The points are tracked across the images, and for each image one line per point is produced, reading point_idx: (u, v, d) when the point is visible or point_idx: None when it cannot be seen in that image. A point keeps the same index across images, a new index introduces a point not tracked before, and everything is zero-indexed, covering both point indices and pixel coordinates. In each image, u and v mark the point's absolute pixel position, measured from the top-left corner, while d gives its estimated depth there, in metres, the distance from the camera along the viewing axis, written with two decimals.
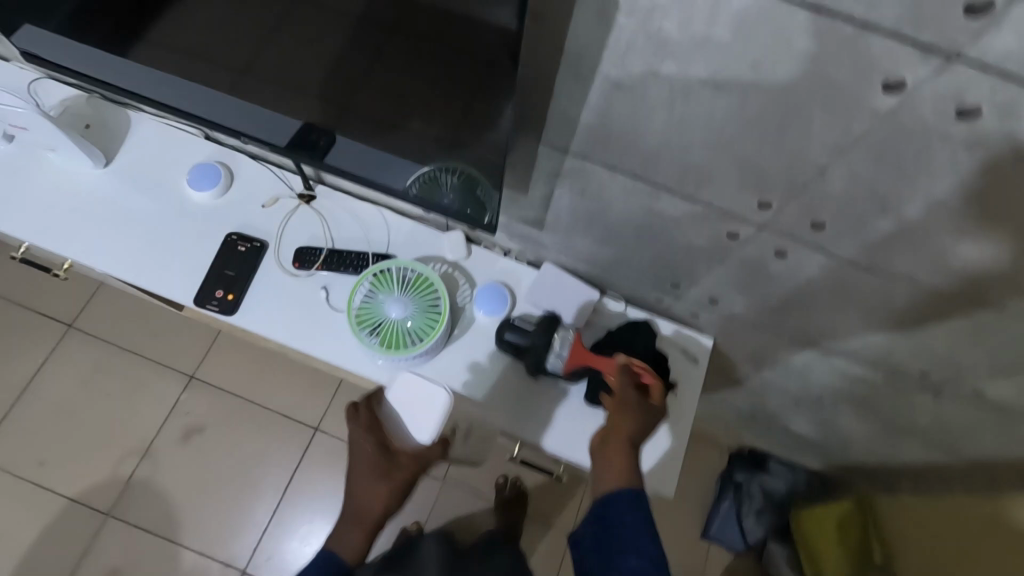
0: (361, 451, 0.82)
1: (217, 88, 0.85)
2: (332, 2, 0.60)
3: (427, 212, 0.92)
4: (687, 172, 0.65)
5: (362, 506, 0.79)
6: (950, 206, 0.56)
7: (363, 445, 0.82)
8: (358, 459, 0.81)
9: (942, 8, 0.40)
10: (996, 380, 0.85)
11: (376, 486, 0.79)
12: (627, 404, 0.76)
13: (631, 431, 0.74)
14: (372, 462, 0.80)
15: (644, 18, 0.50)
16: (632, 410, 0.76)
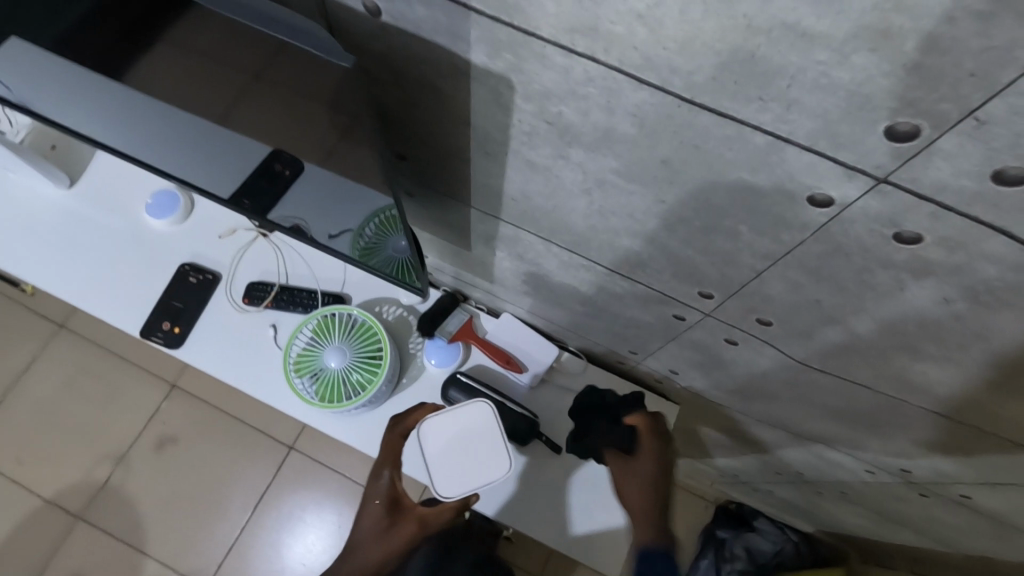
0: (370, 495, 0.72)
1: (148, 127, 0.79)
2: (220, 59, 0.54)
3: (383, 255, 0.85)
4: (619, 253, 0.59)
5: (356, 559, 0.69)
6: (903, 327, 0.48)
7: (375, 488, 0.72)
8: (365, 504, 0.71)
9: (859, 129, 0.33)
10: (984, 490, 0.76)
11: (375, 543, 0.69)
12: (630, 471, 0.73)
13: (642, 488, 0.71)
14: (378, 514, 0.70)
15: (542, 103, 0.44)
16: (638, 467, 0.72)
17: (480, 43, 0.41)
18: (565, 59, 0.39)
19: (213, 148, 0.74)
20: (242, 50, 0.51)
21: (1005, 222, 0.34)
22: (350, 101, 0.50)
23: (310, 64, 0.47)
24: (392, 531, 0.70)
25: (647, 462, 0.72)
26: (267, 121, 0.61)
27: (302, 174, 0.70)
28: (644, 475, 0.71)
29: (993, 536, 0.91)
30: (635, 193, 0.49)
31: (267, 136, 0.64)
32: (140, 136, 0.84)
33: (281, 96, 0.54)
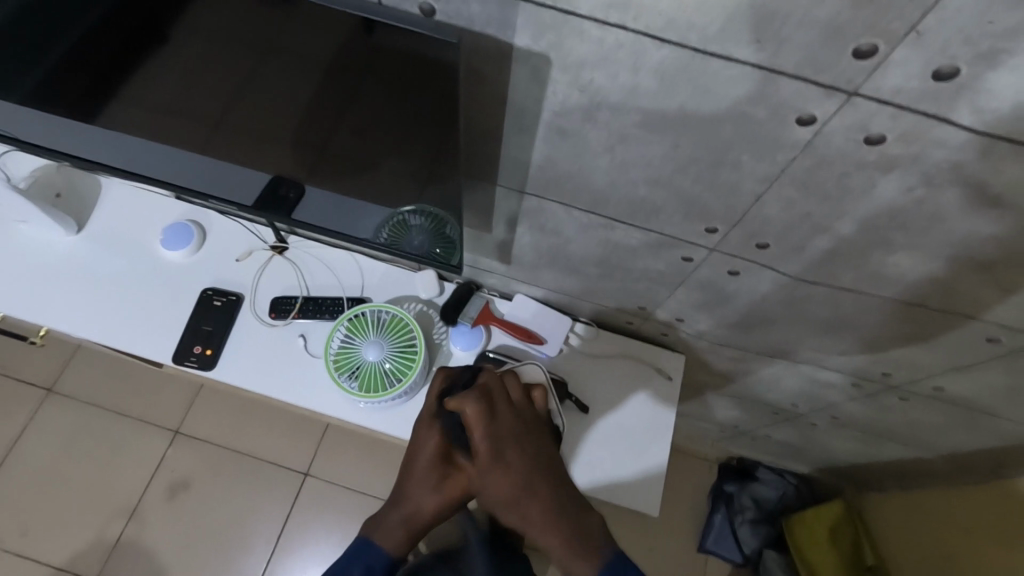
0: (424, 444, 0.75)
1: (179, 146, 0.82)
2: (301, 55, 0.60)
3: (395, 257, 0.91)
4: (635, 203, 0.69)
5: (411, 509, 0.73)
6: (877, 222, 0.60)
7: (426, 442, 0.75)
8: (417, 458, 0.74)
9: (834, 53, 0.45)
10: (952, 377, 0.89)
11: (429, 495, 0.73)
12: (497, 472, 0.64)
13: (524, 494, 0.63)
14: (431, 465, 0.73)
15: (576, 73, 0.54)
16: (506, 469, 0.64)
17: (524, 27, 0.51)
18: (600, 30, 0.49)
19: (205, 170, 0.85)
20: (241, 63, 0.64)
21: (946, 111, 0.46)
22: (338, 98, 0.65)
23: (305, 63, 0.61)
24: (448, 482, 0.73)
25: (501, 455, 0.65)
26: (261, 135, 0.74)
27: (305, 187, 0.82)
28: (509, 472, 0.64)
29: (964, 427, 1.05)
30: (652, 143, 0.60)
31: (258, 148, 0.77)
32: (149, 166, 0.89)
33: (277, 101, 0.68)
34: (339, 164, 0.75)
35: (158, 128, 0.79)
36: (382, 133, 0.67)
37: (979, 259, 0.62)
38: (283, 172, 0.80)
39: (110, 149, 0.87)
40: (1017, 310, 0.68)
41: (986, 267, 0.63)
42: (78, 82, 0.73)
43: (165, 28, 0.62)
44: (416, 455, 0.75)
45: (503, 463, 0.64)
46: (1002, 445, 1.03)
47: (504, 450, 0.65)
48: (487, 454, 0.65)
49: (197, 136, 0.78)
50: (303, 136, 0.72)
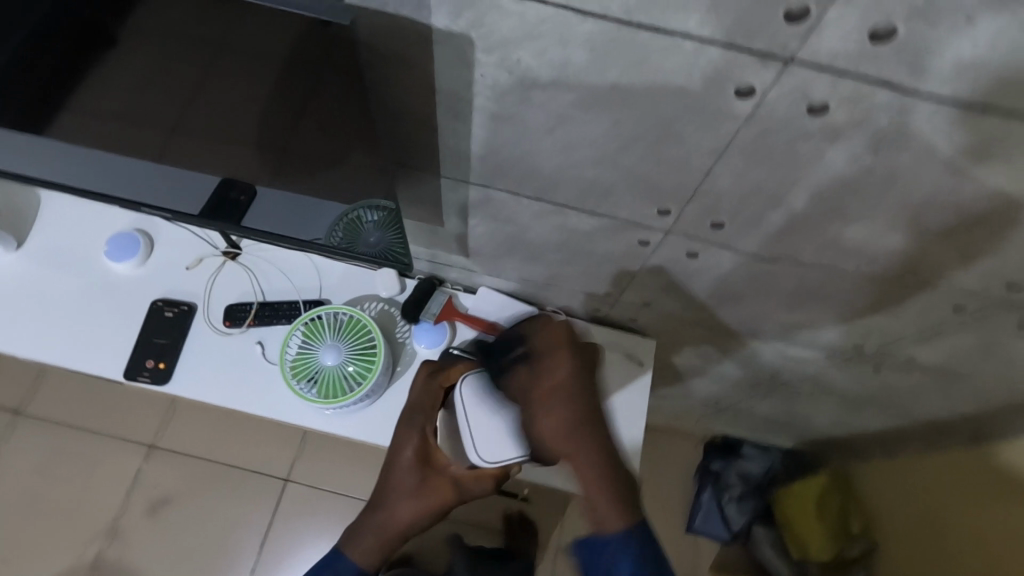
0: (403, 446, 0.75)
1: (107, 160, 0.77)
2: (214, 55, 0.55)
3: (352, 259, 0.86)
4: (583, 187, 0.66)
5: (389, 515, 0.73)
6: (831, 195, 0.58)
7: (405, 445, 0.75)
8: (398, 460, 0.75)
9: (765, 17, 0.42)
10: (924, 345, 0.87)
11: (408, 502, 0.73)
12: (547, 417, 0.62)
13: (579, 433, 0.61)
14: (410, 470, 0.74)
15: (500, 52, 0.51)
16: (555, 414, 0.61)
17: (440, 6, 0.48)
18: (518, 6, 0.46)
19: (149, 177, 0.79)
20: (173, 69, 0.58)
21: (888, 73, 0.43)
22: (291, 95, 0.58)
23: (243, 58, 0.55)
24: (427, 487, 0.73)
25: (558, 386, 0.62)
26: (210, 139, 0.67)
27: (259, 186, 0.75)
28: (565, 411, 0.61)
29: (939, 392, 1.04)
30: (591, 123, 0.56)
31: (213, 155, 0.70)
32: (83, 178, 0.83)
33: (223, 106, 0.61)
34: (304, 163, 0.68)
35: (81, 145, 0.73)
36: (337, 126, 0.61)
37: (937, 225, 0.59)
38: (246, 175, 0.74)
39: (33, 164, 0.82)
40: (980, 274, 0.66)
41: (945, 233, 0.61)
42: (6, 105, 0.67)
43: (85, 39, 0.56)
44: (394, 459, 0.75)
45: (547, 409, 0.62)
46: (978, 406, 1.03)
47: (551, 395, 0.62)
48: (540, 408, 0.62)
49: (145, 147, 0.72)
50: (257, 140, 0.66)
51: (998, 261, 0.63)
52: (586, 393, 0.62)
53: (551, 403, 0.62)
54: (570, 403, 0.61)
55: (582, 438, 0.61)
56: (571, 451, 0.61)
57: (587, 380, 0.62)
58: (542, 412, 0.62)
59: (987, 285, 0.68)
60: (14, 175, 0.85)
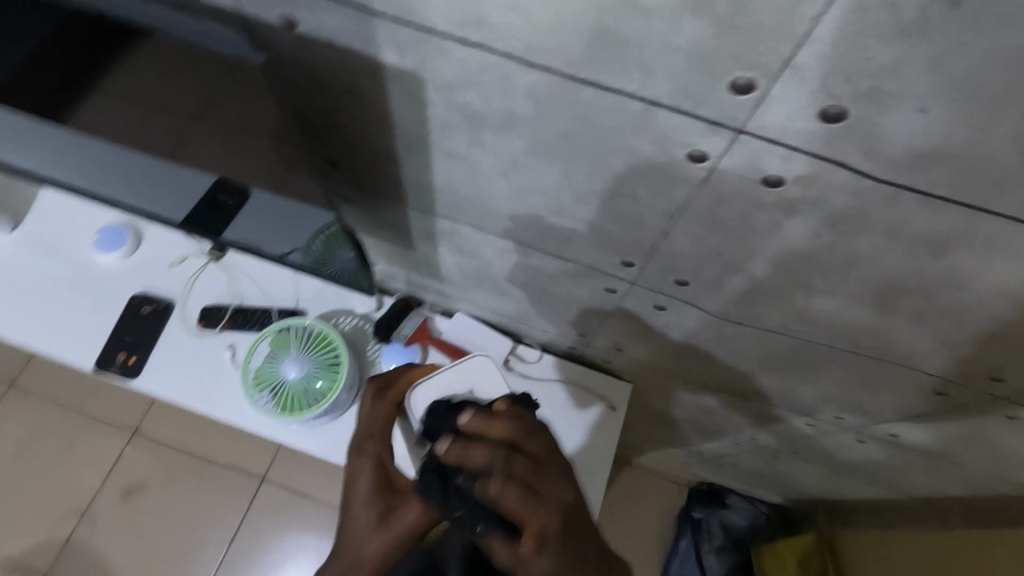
0: (358, 476, 0.67)
1: (98, 162, 0.81)
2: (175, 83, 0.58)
3: (335, 265, 0.89)
4: (545, 232, 0.65)
5: (356, 557, 0.64)
6: (794, 267, 0.55)
7: (359, 473, 0.67)
8: (353, 492, 0.66)
9: (708, 85, 0.39)
10: (906, 424, 0.83)
11: (371, 534, 0.64)
12: (535, 496, 0.50)
13: (570, 517, 0.51)
14: (369, 500, 0.65)
15: (450, 94, 0.49)
16: (547, 492, 0.51)
17: (387, 45, 0.46)
18: (462, 51, 0.44)
19: (140, 185, 0.83)
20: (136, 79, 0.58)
21: (841, 154, 0.41)
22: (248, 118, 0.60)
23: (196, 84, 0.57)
24: (390, 513, 0.65)
25: (545, 466, 0.52)
26: (188, 150, 0.67)
27: (243, 199, 0.77)
28: (559, 489, 0.51)
29: (927, 471, 0.98)
30: (547, 172, 0.55)
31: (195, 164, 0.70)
32: (83, 176, 0.88)
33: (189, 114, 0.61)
34: (280, 166, 0.68)
35: (77, 151, 0.78)
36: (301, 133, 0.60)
37: (908, 308, 0.56)
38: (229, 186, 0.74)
39: (38, 160, 0.87)
40: (958, 363, 0.62)
41: (916, 317, 0.57)
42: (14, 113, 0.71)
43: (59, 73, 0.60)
44: (353, 492, 0.66)
45: (535, 484, 0.51)
46: (968, 490, 0.97)
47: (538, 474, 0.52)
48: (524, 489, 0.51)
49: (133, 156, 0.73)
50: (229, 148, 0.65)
51: (976, 352, 0.59)
52: (569, 467, 0.54)
53: (540, 479, 0.51)
54: (559, 482, 0.52)
55: (571, 520, 0.51)
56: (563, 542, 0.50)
57: (565, 464, 0.53)
58: (528, 499, 0.50)
59: (967, 374, 0.63)
60: (28, 170, 0.92)
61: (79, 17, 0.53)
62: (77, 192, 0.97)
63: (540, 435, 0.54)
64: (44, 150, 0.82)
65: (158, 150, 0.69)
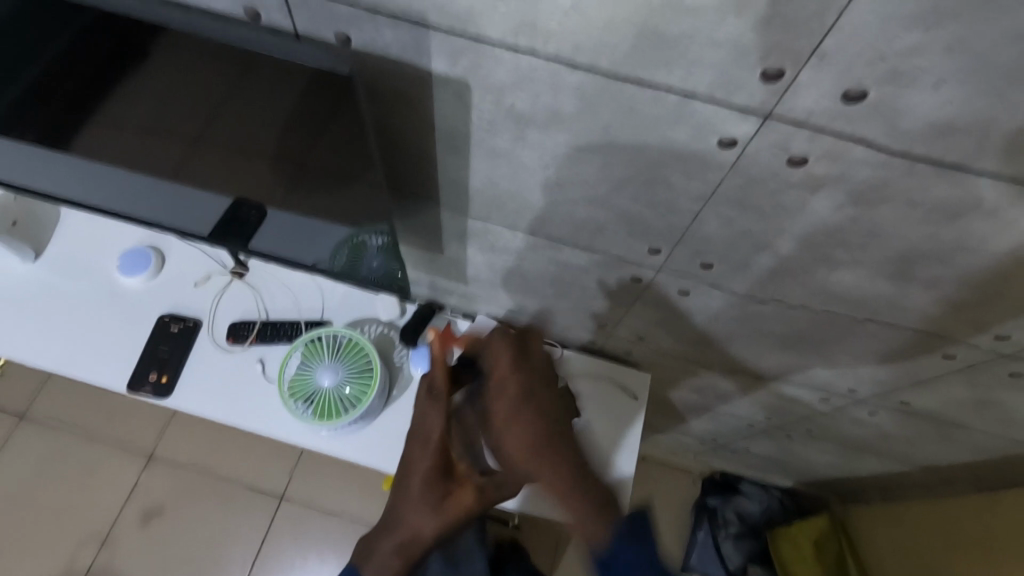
0: (417, 463, 0.72)
1: (118, 178, 0.81)
2: (216, 89, 0.60)
3: (353, 278, 0.90)
4: (578, 224, 0.70)
5: (411, 531, 0.69)
6: (814, 241, 0.60)
7: (417, 461, 0.72)
8: (412, 478, 0.71)
9: (744, 74, 0.45)
10: (917, 392, 0.87)
11: (428, 515, 0.69)
12: (504, 435, 0.59)
13: (543, 447, 0.57)
14: (428, 485, 0.70)
15: (498, 96, 0.55)
16: (513, 432, 0.59)
17: (440, 53, 0.52)
18: (514, 55, 0.50)
19: (166, 198, 0.83)
20: (191, 78, 0.59)
21: (863, 130, 0.47)
22: (288, 126, 0.62)
23: (239, 92, 0.59)
24: (449, 500, 0.70)
25: (516, 409, 0.60)
26: (232, 151, 0.69)
27: (266, 209, 0.78)
28: (527, 423, 0.59)
29: (938, 442, 1.03)
30: (585, 165, 0.60)
31: (231, 166, 0.72)
32: (96, 195, 0.87)
33: (247, 118, 0.63)
34: (315, 179, 0.70)
35: (98, 165, 0.78)
36: (352, 148, 0.62)
37: (919, 275, 0.61)
38: (259, 195, 0.76)
39: (49, 178, 0.86)
40: (966, 325, 0.67)
41: (925, 283, 0.62)
42: (40, 109, 0.69)
43: (99, 74, 0.61)
44: (408, 483, 0.71)
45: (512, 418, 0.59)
46: (976, 458, 1.01)
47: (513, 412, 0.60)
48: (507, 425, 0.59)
49: (168, 154, 0.73)
50: (274, 153, 0.67)
51: (981, 312, 0.64)
52: (544, 405, 0.60)
53: (509, 422, 0.59)
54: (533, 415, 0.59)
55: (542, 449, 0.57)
56: (534, 469, 0.57)
57: (538, 403, 0.60)
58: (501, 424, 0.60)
59: (975, 335, 0.68)
60: (37, 192, 0.90)
61: (123, 29, 0.54)
62: (82, 210, 0.95)
63: (519, 377, 0.62)
64: (57, 167, 0.81)
65: (187, 153, 0.71)
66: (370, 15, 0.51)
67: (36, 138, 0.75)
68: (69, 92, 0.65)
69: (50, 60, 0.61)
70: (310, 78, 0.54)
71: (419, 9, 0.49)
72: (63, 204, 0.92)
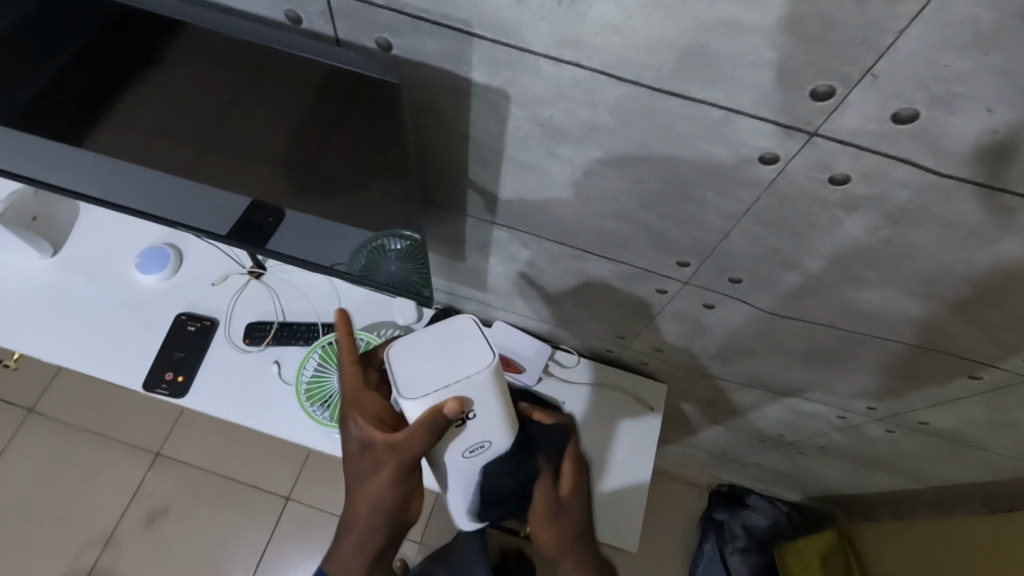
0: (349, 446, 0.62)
1: (137, 175, 0.80)
2: (239, 90, 0.59)
3: (369, 283, 0.90)
4: (605, 236, 0.69)
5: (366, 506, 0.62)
6: (845, 260, 0.60)
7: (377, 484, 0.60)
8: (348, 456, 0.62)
9: (789, 93, 0.45)
10: (937, 412, 0.86)
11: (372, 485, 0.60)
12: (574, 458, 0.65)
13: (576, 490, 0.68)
14: (356, 459, 0.61)
15: (535, 108, 0.55)
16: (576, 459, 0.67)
17: (480, 63, 0.52)
18: (555, 68, 0.50)
19: (185, 196, 0.82)
20: (215, 80, 0.59)
21: (908, 152, 0.46)
22: (310, 130, 0.61)
23: (263, 94, 0.59)
24: (375, 458, 0.59)
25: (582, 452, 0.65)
26: (253, 153, 0.68)
27: (286, 211, 0.78)
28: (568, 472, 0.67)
29: (953, 462, 1.02)
30: (618, 178, 0.60)
31: (250, 168, 0.71)
32: (114, 192, 0.87)
33: (270, 120, 0.62)
34: (335, 185, 0.69)
35: (115, 163, 0.78)
36: (378, 155, 0.62)
37: (949, 296, 0.61)
38: (275, 197, 0.75)
39: (68, 175, 0.86)
40: (993, 347, 0.67)
41: (956, 305, 0.62)
42: (61, 105, 0.68)
43: (123, 73, 0.61)
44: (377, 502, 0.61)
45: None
46: (990, 479, 1.00)
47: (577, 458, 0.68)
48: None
49: (186, 154, 0.72)
50: (297, 157, 0.66)
51: (1010, 335, 0.64)
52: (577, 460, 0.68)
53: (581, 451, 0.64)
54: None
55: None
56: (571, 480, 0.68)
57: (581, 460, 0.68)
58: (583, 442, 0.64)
59: (1001, 358, 0.68)
60: (55, 187, 0.90)
61: (151, 28, 0.54)
62: (98, 207, 0.95)
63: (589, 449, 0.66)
64: (77, 163, 0.81)
65: (206, 154, 0.71)
66: (410, 24, 0.51)
67: (54, 136, 0.75)
68: (94, 88, 0.64)
69: (76, 57, 0.60)
70: (339, 83, 0.53)
71: (460, 20, 0.49)
72: (81, 200, 0.92)
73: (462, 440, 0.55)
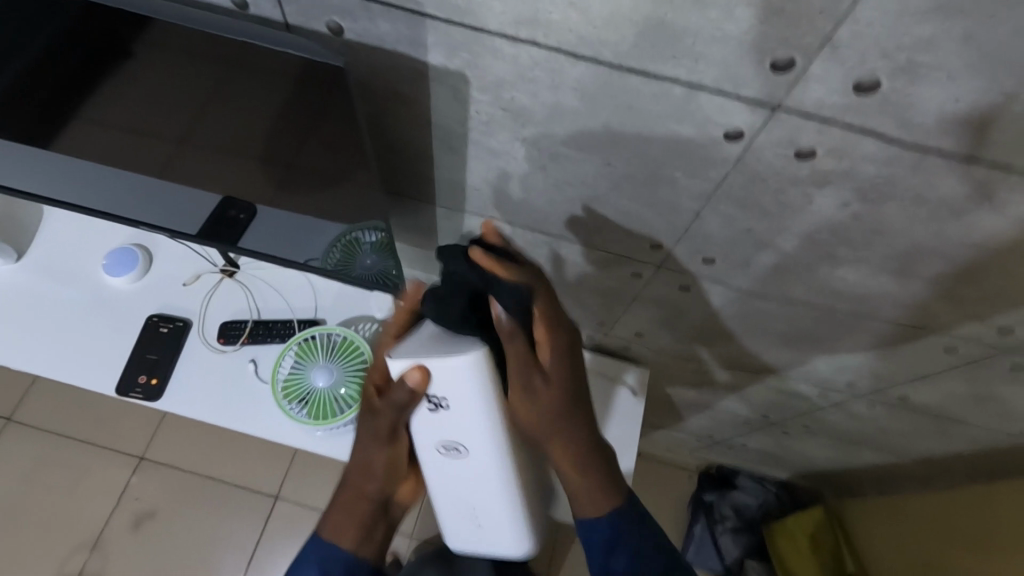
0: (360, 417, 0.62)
1: (103, 176, 0.78)
2: (198, 83, 0.57)
3: (344, 278, 0.88)
4: (577, 221, 0.68)
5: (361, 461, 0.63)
6: (817, 237, 0.59)
7: (379, 458, 0.62)
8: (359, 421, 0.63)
9: (752, 67, 0.44)
10: (916, 387, 0.87)
11: (373, 447, 0.62)
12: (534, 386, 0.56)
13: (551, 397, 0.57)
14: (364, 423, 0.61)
15: (497, 91, 0.53)
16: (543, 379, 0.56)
17: (436, 44, 0.50)
18: (513, 48, 0.48)
19: (155, 195, 0.80)
20: (172, 73, 0.57)
21: (875, 125, 0.45)
22: (274, 122, 0.59)
23: (222, 85, 0.57)
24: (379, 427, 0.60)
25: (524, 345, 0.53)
26: (222, 148, 0.66)
27: (256, 206, 0.76)
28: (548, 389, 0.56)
29: (935, 436, 1.02)
30: (586, 161, 0.58)
31: (222, 162, 0.69)
32: (80, 194, 0.84)
33: (231, 113, 0.60)
34: (309, 178, 0.67)
35: (78, 163, 0.75)
36: (343, 143, 0.59)
37: (924, 271, 0.60)
38: (246, 191, 0.73)
39: (29, 178, 0.83)
40: (968, 320, 0.66)
41: (932, 280, 0.61)
42: (16, 104, 0.66)
43: (77, 68, 0.59)
44: (368, 480, 0.64)
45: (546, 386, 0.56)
46: (972, 451, 1.00)
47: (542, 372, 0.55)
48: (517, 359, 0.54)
49: (155, 149, 0.69)
50: (263, 149, 0.65)
51: (984, 307, 0.63)
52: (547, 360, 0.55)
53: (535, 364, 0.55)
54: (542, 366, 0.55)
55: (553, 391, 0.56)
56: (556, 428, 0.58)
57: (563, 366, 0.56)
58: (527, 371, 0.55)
59: (977, 330, 0.68)
60: (18, 192, 0.87)
61: (100, 19, 0.51)
62: (64, 210, 0.92)
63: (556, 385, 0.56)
64: (37, 164, 0.78)
65: (172, 150, 0.69)
66: (362, 6, 0.49)
67: (13, 136, 0.72)
68: (49, 85, 0.62)
69: (27, 52, 0.58)
70: (297, 73, 0.51)
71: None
72: (45, 203, 0.89)
73: (432, 429, 0.57)
